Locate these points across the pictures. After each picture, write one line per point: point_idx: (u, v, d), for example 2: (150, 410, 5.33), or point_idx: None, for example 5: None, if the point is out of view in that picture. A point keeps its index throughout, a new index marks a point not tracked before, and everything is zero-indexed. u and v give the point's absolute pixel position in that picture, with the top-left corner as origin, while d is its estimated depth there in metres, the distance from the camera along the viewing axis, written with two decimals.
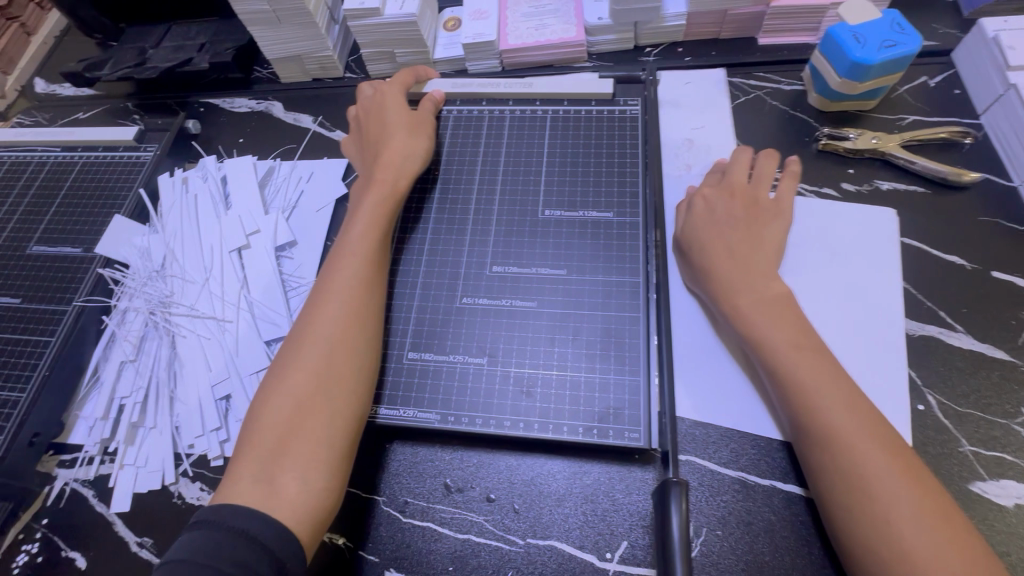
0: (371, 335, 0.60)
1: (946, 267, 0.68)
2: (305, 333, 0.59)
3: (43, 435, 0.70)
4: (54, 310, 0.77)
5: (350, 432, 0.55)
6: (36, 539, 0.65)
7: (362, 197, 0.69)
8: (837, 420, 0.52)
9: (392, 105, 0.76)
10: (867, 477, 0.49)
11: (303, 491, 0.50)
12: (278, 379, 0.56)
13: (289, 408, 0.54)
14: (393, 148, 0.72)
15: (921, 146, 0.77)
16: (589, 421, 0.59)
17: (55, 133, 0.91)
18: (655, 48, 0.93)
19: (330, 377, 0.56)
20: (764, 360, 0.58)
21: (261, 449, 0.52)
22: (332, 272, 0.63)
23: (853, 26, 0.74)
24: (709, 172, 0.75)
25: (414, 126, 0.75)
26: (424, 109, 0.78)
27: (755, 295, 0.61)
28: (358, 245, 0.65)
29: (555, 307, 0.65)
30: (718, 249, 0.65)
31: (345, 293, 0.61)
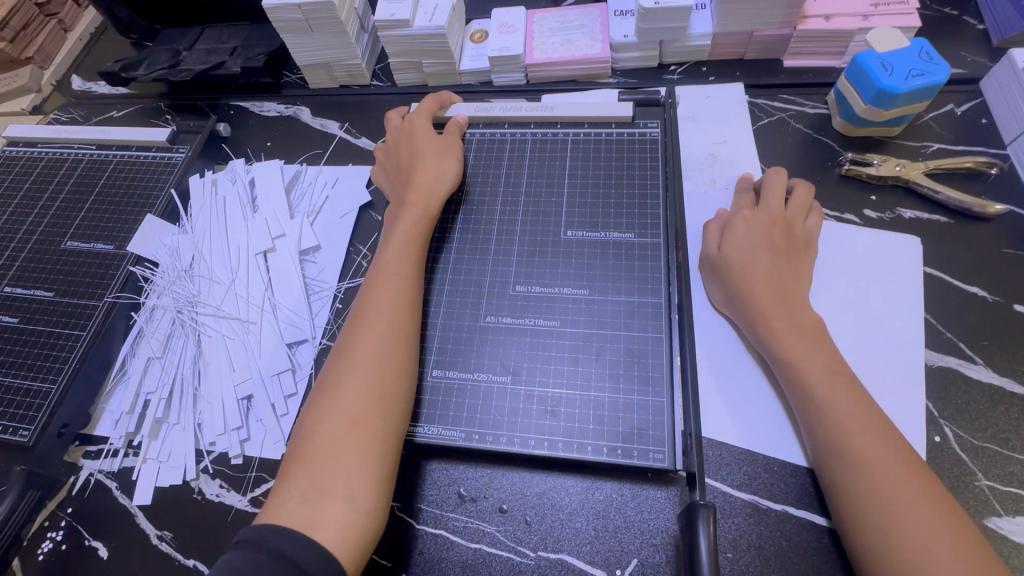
0: (411, 355, 0.62)
1: (968, 299, 0.68)
2: (348, 352, 0.60)
3: (71, 426, 0.73)
4: (86, 305, 0.79)
5: (392, 452, 0.56)
6: (61, 527, 0.68)
7: (398, 219, 0.71)
8: (878, 464, 0.52)
9: (422, 130, 0.78)
10: (910, 528, 0.48)
11: (346, 514, 0.51)
12: (325, 398, 0.58)
13: (336, 427, 0.55)
14: (426, 171, 0.73)
15: (945, 175, 0.77)
16: (613, 441, 0.60)
17: (92, 132, 0.94)
18: (679, 67, 0.94)
19: (376, 396, 0.57)
20: (802, 397, 0.58)
21: (311, 468, 0.54)
22: (370, 294, 0.64)
23: (881, 54, 0.74)
24: (743, 193, 0.75)
25: (445, 148, 0.77)
26: (451, 132, 0.80)
27: (793, 331, 0.61)
28: (396, 267, 0.66)
29: (577, 326, 0.66)
30: (756, 283, 0.65)
31: (384, 313, 0.62)
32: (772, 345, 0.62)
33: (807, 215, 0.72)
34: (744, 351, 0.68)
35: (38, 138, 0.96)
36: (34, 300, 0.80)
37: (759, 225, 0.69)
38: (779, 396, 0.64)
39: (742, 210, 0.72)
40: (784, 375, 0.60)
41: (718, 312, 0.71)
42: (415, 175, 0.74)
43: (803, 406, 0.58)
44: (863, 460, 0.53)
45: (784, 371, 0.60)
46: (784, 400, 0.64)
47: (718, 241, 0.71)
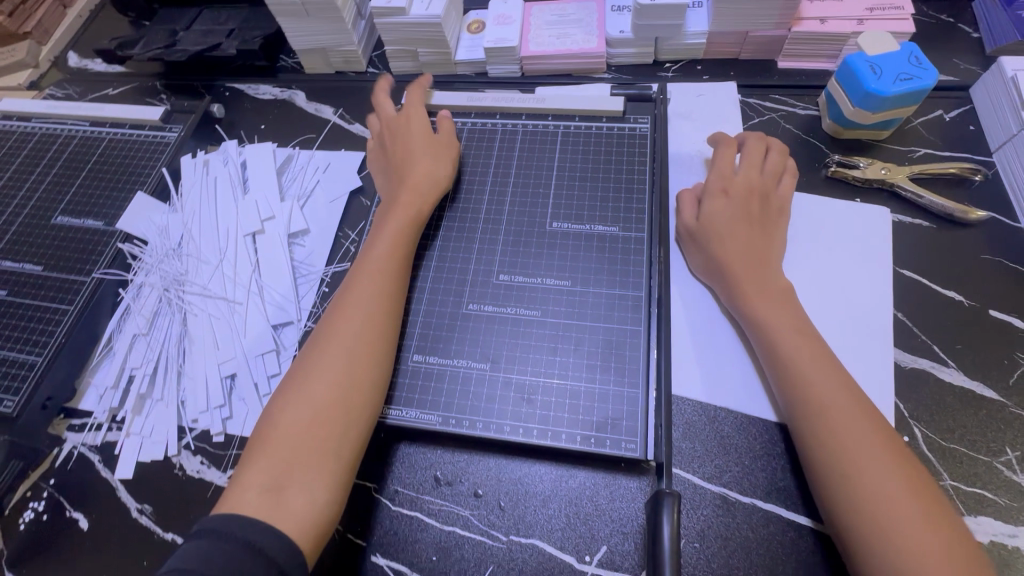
0: (387, 354, 0.63)
1: (944, 303, 0.69)
2: (326, 345, 0.61)
3: (56, 399, 0.73)
4: (74, 280, 0.79)
5: (357, 449, 0.57)
6: (42, 497, 0.69)
7: (384, 217, 0.71)
8: (839, 447, 0.54)
9: (416, 129, 0.78)
10: (875, 507, 0.50)
11: (309, 504, 0.52)
12: (298, 387, 0.59)
13: (307, 418, 0.56)
14: (415, 172, 0.74)
15: (929, 180, 0.77)
16: (587, 430, 0.60)
17: (86, 108, 0.95)
18: (673, 64, 0.94)
19: (349, 393, 0.58)
20: (781, 378, 0.60)
21: (278, 456, 0.55)
22: (352, 291, 0.65)
23: (870, 57, 0.74)
24: (721, 155, 0.75)
25: (438, 148, 0.77)
26: (445, 130, 0.79)
27: (782, 328, 0.61)
28: (380, 265, 0.67)
29: (559, 317, 0.67)
30: (732, 254, 0.67)
31: (367, 311, 0.63)
32: (751, 319, 0.64)
33: (781, 179, 0.74)
34: (731, 345, 0.68)
35: (33, 113, 0.96)
36: (23, 273, 0.81)
37: (737, 199, 0.70)
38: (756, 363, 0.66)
39: (722, 179, 0.72)
40: (771, 372, 0.61)
41: (695, 277, 0.73)
42: (403, 175, 0.74)
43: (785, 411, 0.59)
44: (826, 454, 0.54)
45: (769, 361, 0.61)
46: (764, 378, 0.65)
47: (695, 214, 0.73)
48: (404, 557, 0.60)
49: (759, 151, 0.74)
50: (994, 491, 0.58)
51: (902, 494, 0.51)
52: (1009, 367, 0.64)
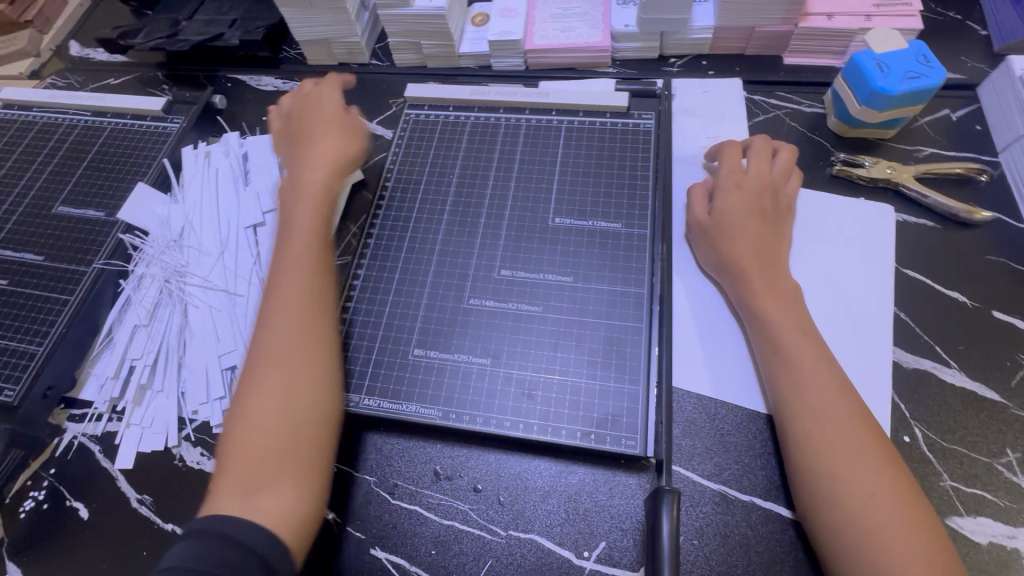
0: (331, 347, 0.63)
1: (948, 304, 0.69)
2: (264, 351, 0.60)
3: (56, 389, 0.73)
4: (74, 270, 0.79)
5: (322, 444, 0.58)
6: (43, 487, 0.69)
7: (294, 209, 0.70)
8: (834, 454, 0.54)
9: (325, 116, 0.77)
10: (866, 514, 0.51)
11: (282, 501, 0.53)
12: (246, 399, 0.58)
13: (262, 426, 0.56)
14: (322, 160, 0.73)
15: (935, 179, 0.77)
16: (587, 426, 0.60)
17: (88, 98, 0.94)
18: (679, 60, 0.93)
19: (294, 391, 0.58)
20: (773, 379, 0.60)
21: (243, 467, 0.55)
22: (277, 292, 0.64)
23: (878, 54, 0.74)
24: (731, 150, 0.75)
25: (348, 133, 0.77)
26: (354, 116, 0.79)
27: (785, 333, 0.61)
28: (298, 261, 0.65)
29: (560, 313, 0.67)
30: (742, 250, 0.66)
31: (293, 309, 0.62)
32: (755, 316, 0.63)
33: (790, 178, 0.73)
34: (735, 346, 0.67)
35: (33, 102, 0.96)
36: (24, 262, 0.81)
37: (750, 194, 0.70)
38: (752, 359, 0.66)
39: (735, 173, 0.72)
40: (772, 379, 0.60)
41: (702, 271, 0.72)
42: (312, 164, 0.72)
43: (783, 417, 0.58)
44: (823, 462, 0.54)
45: (766, 364, 0.61)
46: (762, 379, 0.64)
47: (706, 209, 0.72)
48: (404, 551, 0.61)
49: (768, 148, 0.74)
50: (994, 493, 0.58)
51: (895, 502, 0.51)
52: (1011, 368, 0.64)
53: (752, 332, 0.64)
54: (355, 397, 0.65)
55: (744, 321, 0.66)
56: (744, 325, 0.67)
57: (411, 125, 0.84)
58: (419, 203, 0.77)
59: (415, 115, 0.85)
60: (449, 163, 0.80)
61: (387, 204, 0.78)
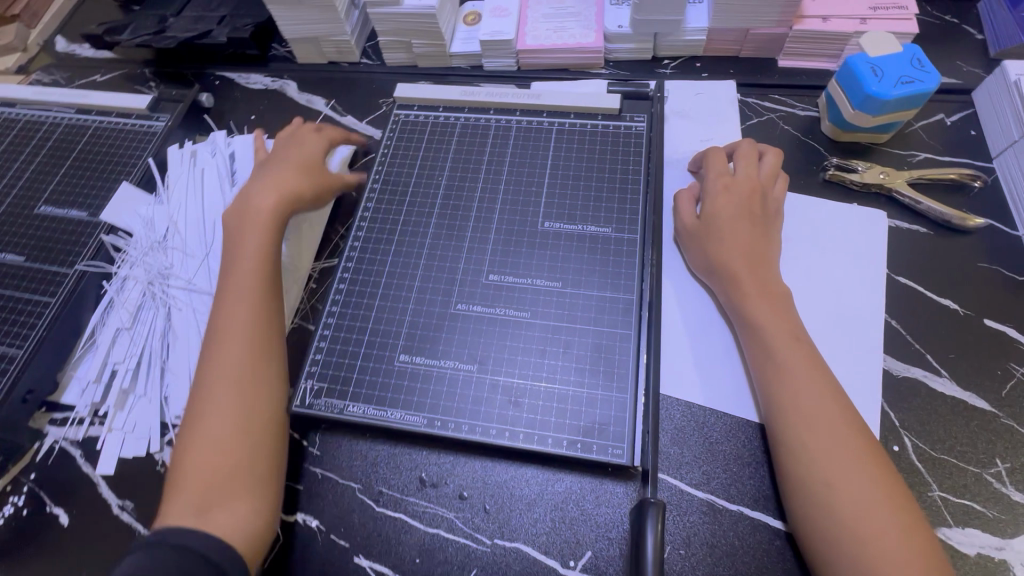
0: (277, 368, 0.65)
1: (940, 311, 0.68)
2: (211, 380, 0.63)
3: (37, 393, 0.72)
4: (56, 272, 0.78)
5: (271, 462, 0.60)
6: (23, 492, 0.68)
7: (242, 239, 0.71)
8: (826, 461, 0.54)
9: (288, 152, 0.79)
10: (857, 521, 0.51)
11: (233, 514, 0.56)
12: (195, 426, 0.61)
13: (211, 450, 0.59)
14: (272, 191, 0.74)
15: (928, 185, 0.76)
16: (574, 435, 0.59)
17: (71, 95, 0.93)
18: (673, 61, 0.92)
19: (241, 412, 0.61)
20: (764, 385, 0.59)
21: (194, 489, 0.57)
22: (224, 321, 0.66)
23: (872, 58, 0.73)
24: (716, 155, 0.74)
25: (302, 164, 0.77)
26: (311, 146, 0.80)
27: (778, 339, 0.60)
28: (243, 290, 0.67)
29: (548, 319, 0.66)
30: (732, 254, 0.66)
31: (239, 333, 0.65)
32: (746, 320, 0.62)
33: (778, 181, 0.72)
34: (725, 352, 0.66)
35: (16, 99, 0.94)
36: (5, 263, 0.79)
37: (740, 197, 0.69)
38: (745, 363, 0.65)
39: (722, 177, 0.71)
40: (762, 386, 0.60)
41: (692, 275, 0.71)
42: (261, 193, 0.74)
43: (774, 425, 0.58)
44: (815, 470, 0.54)
45: (758, 370, 0.60)
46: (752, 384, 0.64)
47: (694, 212, 0.71)
48: (388, 559, 0.60)
49: (756, 151, 0.73)
50: (982, 503, 0.58)
51: (887, 508, 0.51)
52: (1002, 377, 0.64)
53: (743, 336, 0.63)
54: (339, 404, 0.64)
55: (735, 326, 0.65)
56: (734, 330, 0.66)
57: (400, 126, 0.83)
58: (408, 206, 0.76)
59: (404, 116, 0.84)
60: (438, 165, 0.79)
61: (374, 207, 0.77)
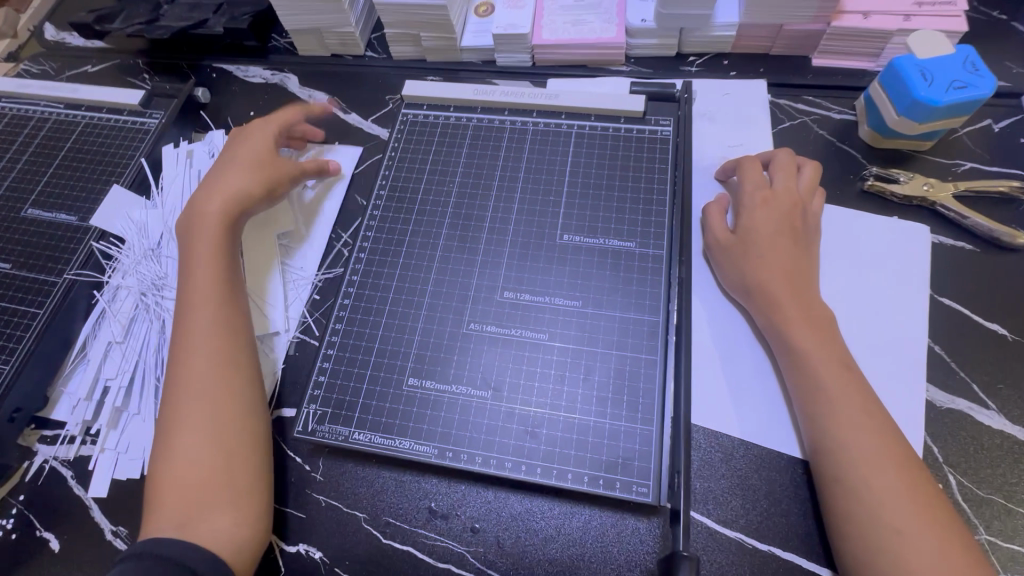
0: (251, 376, 0.62)
1: (987, 337, 0.63)
2: (180, 395, 0.59)
3: (25, 410, 0.68)
4: (45, 280, 0.74)
5: (255, 472, 0.57)
6: (11, 515, 0.65)
7: (198, 246, 0.67)
8: (882, 498, 0.50)
9: (239, 148, 0.75)
10: (913, 564, 0.47)
11: (225, 528, 0.53)
12: (166, 445, 0.57)
13: (187, 468, 0.55)
14: (222, 194, 0.70)
15: (974, 198, 0.71)
16: (596, 469, 0.56)
17: (60, 89, 0.87)
18: (698, 58, 0.86)
19: (218, 423, 0.57)
20: (808, 418, 0.56)
21: (174, 509, 0.54)
22: (184, 335, 0.62)
23: (921, 60, 0.68)
24: (752, 164, 0.69)
25: (255, 161, 0.73)
26: (260, 139, 0.76)
27: (820, 365, 0.56)
28: (204, 300, 0.63)
29: (567, 341, 0.61)
30: (773, 272, 0.61)
31: (200, 340, 0.61)
32: (789, 346, 0.58)
33: (817, 195, 0.68)
34: (757, 378, 0.62)
35: (2, 93, 0.89)
36: None
37: (779, 211, 0.65)
38: (782, 387, 0.61)
39: (761, 188, 0.67)
40: (804, 415, 0.56)
41: (723, 293, 0.67)
42: (212, 197, 0.70)
43: (817, 456, 0.54)
44: (865, 509, 0.50)
45: (800, 399, 0.57)
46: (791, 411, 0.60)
47: (727, 226, 0.67)
48: None
49: (794, 161, 0.69)
50: None
51: (947, 548, 0.48)
52: None
53: (782, 361, 0.60)
54: (344, 430, 0.60)
55: (772, 349, 0.61)
56: (771, 353, 0.62)
57: (409, 127, 0.78)
58: (416, 214, 0.72)
59: (413, 116, 0.79)
60: (449, 170, 0.74)
61: (380, 215, 0.72)
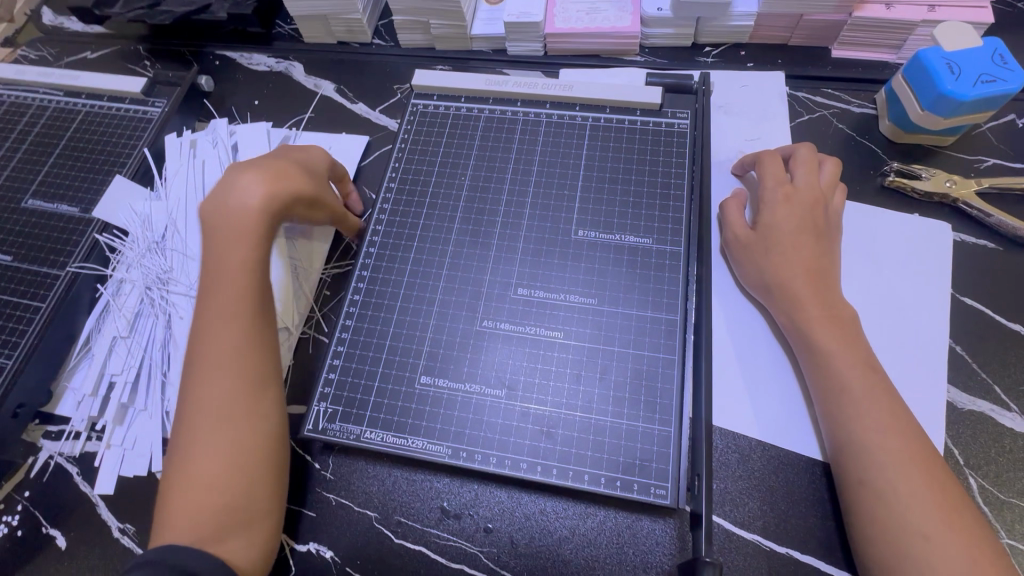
0: (276, 390, 0.58)
1: (1009, 338, 0.62)
2: (202, 401, 0.54)
3: (28, 406, 0.67)
4: (47, 273, 0.72)
5: (273, 486, 0.55)
6: (17, 511, 0.64)
7: (223, 242, 0.59)
8: (910, 503, 0.49)
9: (296, 153, 0.67)
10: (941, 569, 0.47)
11: (246, 542, 0.51)
12: (179, 453, 0.53)
13: (204, 480, 0.52)
14: (262, 184, 0.60)
15: (997, 195, 0.69)
16: (613, 471, 0.55)
17: (59, 76, 0.85)
18: (714, 49, 0.84)
19: (246, 434, 0.54)
20: (831, 420, 0.55)
21: (184, 522, 0.50)
22: (204, 341, 0.56)
23: (947, 53, 0.66)
24: (771, 159, 0.68)
25: (300, 164, 0.65)
26: (312, 154, 0.69)
27: (863, 376, 0.55)
28: (229, 304, 0.57)
29: (583, 340, 0.60)
30: (796, 272, 0.60)
31: (235, 348, 0.56)
32: (815, 349, 0.57)
33: (837, 191, 0.66)
34: (774, 377, 0.62)
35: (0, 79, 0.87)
36: None
37: (803, 210, 0.63)
38: (801, 386, 0.61)
39: (782, 185, 0.65)
40: (826, 418, 0.56)
41: (741, 290, 0.66)
42: (247, 184, 0.60)
43: (840, 460, 0.54)
44: (891, 513, 0.50)
45: (824, 402, 0.56)
46: (812, 411, 0.59)
47: (746, 223, 0.66)
48: None
49: (816, 157, 0.67)
50: None
51: (974, 552, 0.47)
52: None
53: (805, 363, 0.58)
54: (356, 429, 0.59)
55: (794, 350, 0.60)
56: (791, 352, 0.62)
57: (419, 117, 0.76)
58: (427, 208, 0.70)
59: (422, 106, 0.77)
60: (461, 163, 0.72)
61: (390, 208, 0.70)
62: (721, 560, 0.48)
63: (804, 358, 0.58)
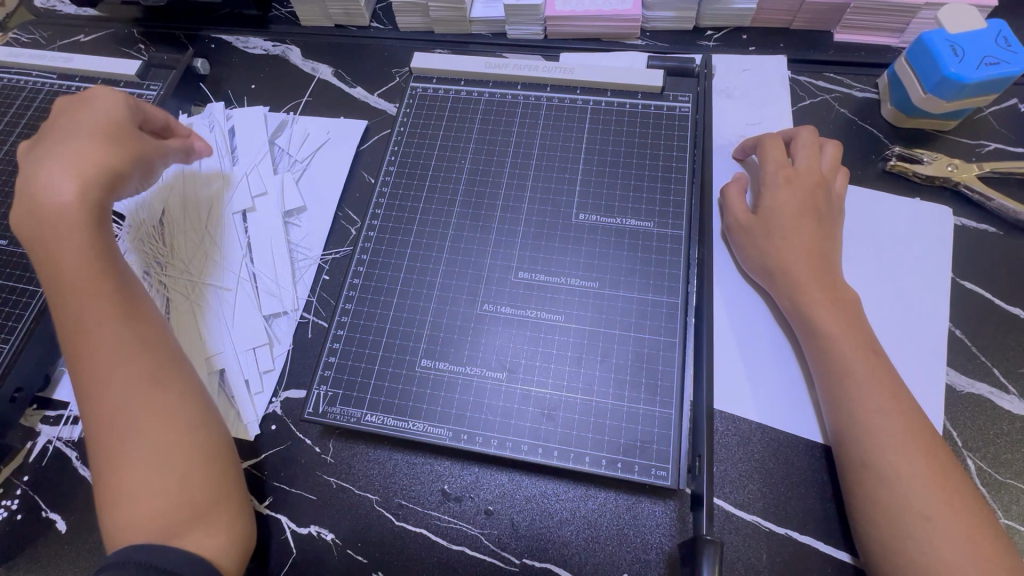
0: (180, 383, 0.57)
1: (1009, 321, 0.62)
2: (107, 409, 0.54)
3: (26, 391, 0.66)
4: None
5: (218, 476, 0.54)
6: (16, 496, 0.63)
7: (55, 246, 0.58)
8: (911, 485, 0.50)
9: (77, 118, 0.64)
10: (935, 546, 0.47)
11: (205, 532, 0.51)
12: (109, 464, 0.52)
13: (139, 479, 0.51)
14: (71, 176, 0.60)
15: (998, 180, 0.69)
16: (613, 453, 0.55)
17: (53, 59, 0.84)
18: (716, 33, 0.83)
19: (163, 430, 0.54)
20: (834, 403, 0.55)
21: (135, 527, 0.50)
22: (86, 355, 0.55)
23: (950, 35, 0.66)
24: (774, 142, 0.67)
25: (97, 128, 0.63)
26: (100, 104, 0.66)
27: (855, 363, 0.55)
28: (98, 314, 0.57)
29: (583, 323, 0.60)
30: (796, 255, 0.60)
31: (104, 353, 0.55)
32: (815, 334, 0.57)
33: (838, 174, 0.66)
34: (773, 361, 0.62)
35: None
36: None
37: (800, 194, 0.63)
38: (804, 370, 0.61)
39: (783, 168, 0.65)
40: (827, 401, 0.56)
41: (742, 275, 0.66)
42: (55, 183, 0.59)
43: (842, 443, 0.54)
44: (891, 492, 0.50)
45: (826, 386, 0.56)
46: (813, 395, 0.59)
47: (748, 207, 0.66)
48: None
49: (813, 139, 0.66)
50: None
51: (971, 531, 0.48)
52: None
53: (806, 347, 0.59)
54: (356, 413, 0.59)
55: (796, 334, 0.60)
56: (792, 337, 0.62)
57: (418, 101, 0.75)
58: (427, 193, 0.69)
59: (421, 90, 0.76)
60: (460, 147, 0.72)
61: (390, 192, 0.70)
62: (721, 539, 0.48)
63: (805, 344, 0.58)
